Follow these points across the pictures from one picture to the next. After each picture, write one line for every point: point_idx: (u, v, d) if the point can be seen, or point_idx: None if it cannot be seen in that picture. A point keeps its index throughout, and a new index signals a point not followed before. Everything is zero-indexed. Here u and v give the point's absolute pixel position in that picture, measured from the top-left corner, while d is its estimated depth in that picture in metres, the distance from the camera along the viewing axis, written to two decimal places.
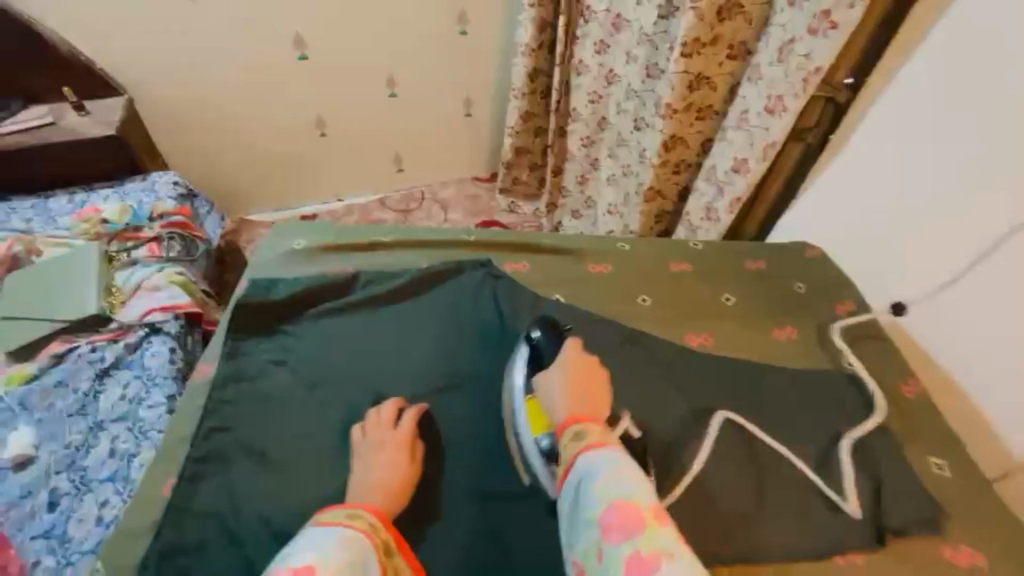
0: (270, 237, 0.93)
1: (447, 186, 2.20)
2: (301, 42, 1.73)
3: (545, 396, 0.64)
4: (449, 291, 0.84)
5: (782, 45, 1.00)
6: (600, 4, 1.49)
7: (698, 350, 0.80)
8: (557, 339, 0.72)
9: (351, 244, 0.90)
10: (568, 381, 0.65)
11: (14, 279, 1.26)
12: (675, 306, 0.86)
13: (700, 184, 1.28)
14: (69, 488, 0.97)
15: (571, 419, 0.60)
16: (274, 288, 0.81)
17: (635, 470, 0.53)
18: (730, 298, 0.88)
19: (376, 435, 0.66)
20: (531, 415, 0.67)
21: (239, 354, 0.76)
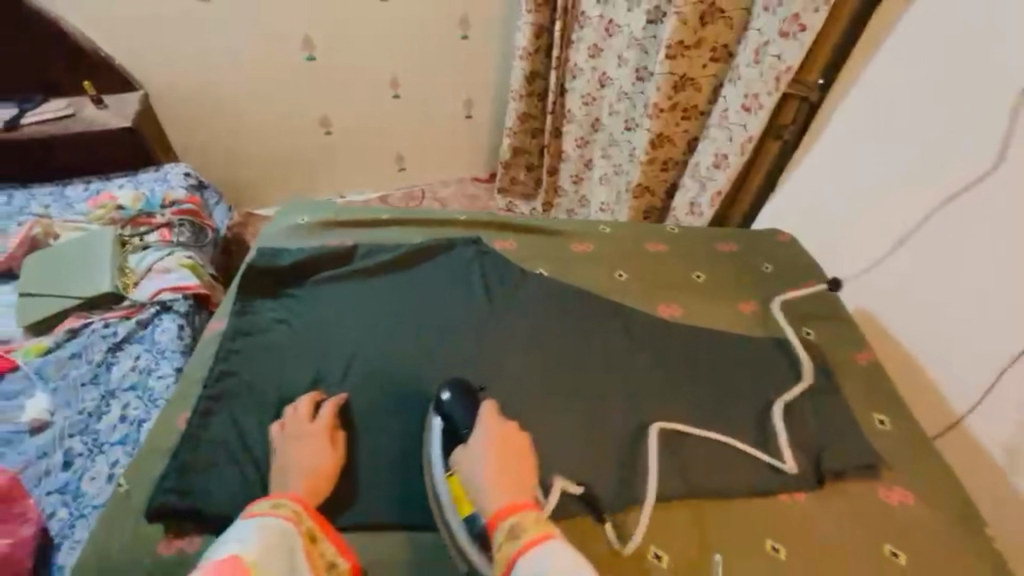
0: (278, 215, 1.01)
1: (447, 185, 2.28)
2: (310, 44, 1.82)
3: (472, 483, 0.61)
4: (443, 262, 0.91)
5: (758, 47, 1.08)
6: (594, 10, 1.57)
7: (668, 319, 0.88)
8: (471, 405, 0.70)
9: (351, 221, 0.97)
10: (490, 453, 0.63)
11: (33, 259, 1.33)
12: (650, 280, 0.93)
13: (686, 180, 1.35)
14: (82, 450, 1.03)
15: (506, 509, 0.58)
16: (280, 256, 0.88)
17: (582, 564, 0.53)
18: (700, 275, 0.95)
19: (294, 429, 0.69)
20: (453, 495, 0.64)
21: (248, 311, 0.83)
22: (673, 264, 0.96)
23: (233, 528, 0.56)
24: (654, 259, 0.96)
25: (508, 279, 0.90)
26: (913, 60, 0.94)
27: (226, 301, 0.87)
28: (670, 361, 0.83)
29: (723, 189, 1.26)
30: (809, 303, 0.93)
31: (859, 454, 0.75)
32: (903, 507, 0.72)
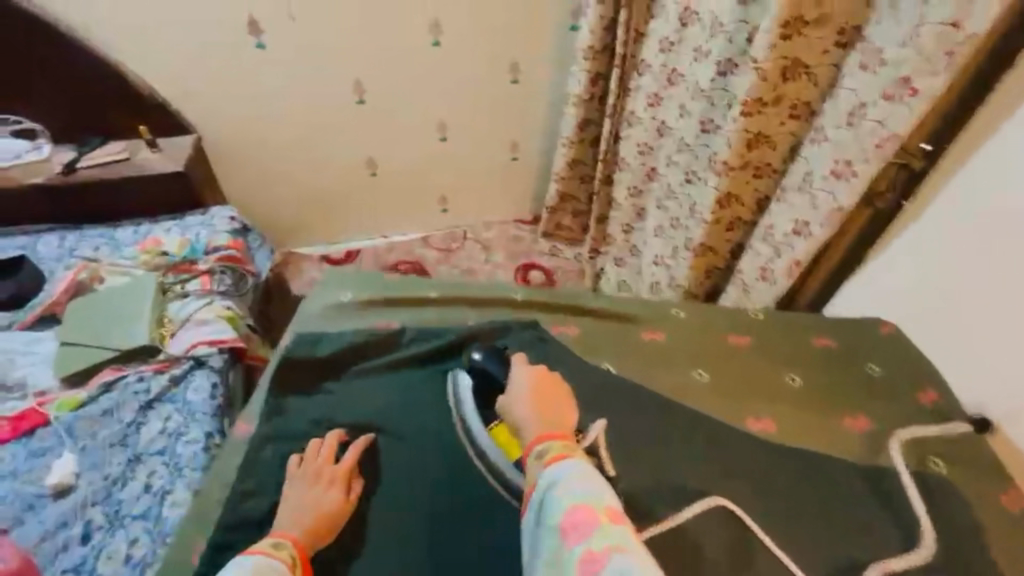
0: (320, 290, 1.00)
1: (491, 227, 2.21)
2: (360, 89, 1.80)
3: (512, 417, 0.71)
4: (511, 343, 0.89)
5: (852, 109, 0.96)
6: (656, 58, 1.48)
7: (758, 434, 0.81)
8: (502, 362, 0.82)
9: (396, 300, 0.96)
10: (525, 393, 0.74)
11: (76, 305, 1.32)
12: (731, 383, 0.87)
13: (756, 244, 1.23)
14: (104, 522, 0.98)
15: (538, 439, 0.67)
16: (319, 345, 0.88)
17: (599, 477, 0.62)
18: (795, 378, 0.89)
19: (311, 467, 0.76)
20: (503, 444, 0.77)
21: (280, 412, 0.83)
22: (751, 363, 0.91)
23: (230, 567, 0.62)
24: (727, 351, 0.92)
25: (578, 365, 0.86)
26: None
27: (264, 389, 0.87)
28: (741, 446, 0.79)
29: (801, 259, 1.13)
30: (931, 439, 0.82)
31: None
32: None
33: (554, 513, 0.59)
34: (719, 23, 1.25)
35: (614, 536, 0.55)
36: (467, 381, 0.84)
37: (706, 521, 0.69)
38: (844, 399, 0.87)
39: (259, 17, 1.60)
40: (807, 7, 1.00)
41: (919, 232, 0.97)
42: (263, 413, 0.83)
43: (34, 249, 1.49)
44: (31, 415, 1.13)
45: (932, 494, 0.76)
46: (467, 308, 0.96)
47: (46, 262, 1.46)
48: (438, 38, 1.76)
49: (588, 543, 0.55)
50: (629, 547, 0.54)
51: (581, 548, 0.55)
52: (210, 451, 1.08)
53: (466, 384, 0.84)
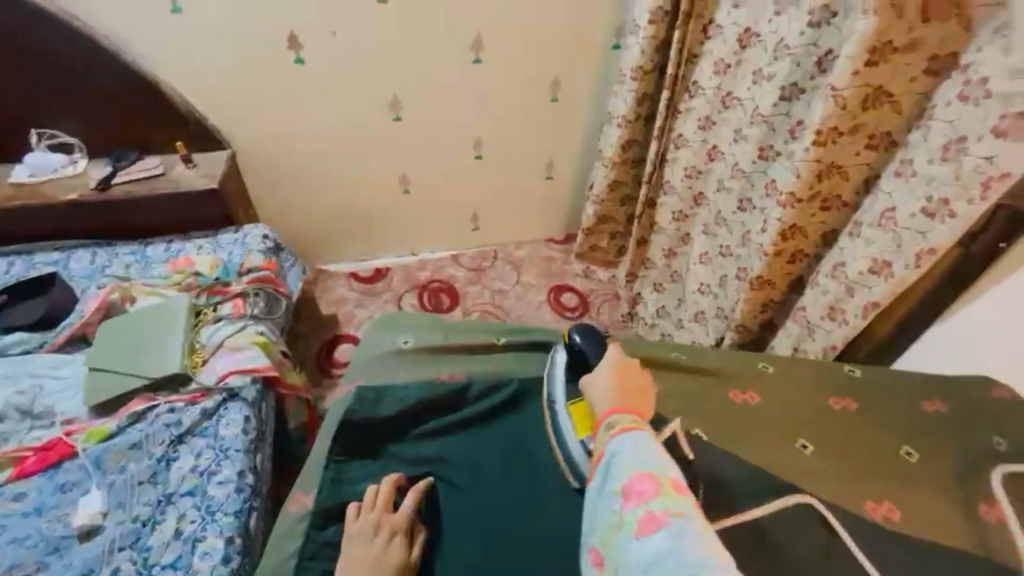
0: (375, 333, 0.98)
1: (522, 246, 2.17)
2: (397, 105, 1.75)
3: (590, 392, 0.70)
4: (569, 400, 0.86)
5: (949, 143, 0.89)
6: (711, 80, 1.41)
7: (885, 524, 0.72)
8: (598, 343, 0.77)
9: (455, 349, 0.94)
10: (605, 373, 0.71)
11: (105, 328, 1.27)
12: (843, 458, 0.80)
13: (823, 280, 1.15)
14: (131, 572, 0.91)
15: (609, 410, 0.66)
16: (382, 402, 0.83)
17: (659, 446, 0.60)
18: (911, 453, 0.81)
19: (370, 516, 0.70)
20: (574, 422, 0.76)
21: (344, 478, 0.78)
22: (852, 427, 0.84)
23: None
24: (820, 412, 0.86)
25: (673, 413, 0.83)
26: None
27: (324, 443, 0.82)
28: (839, 486, 0.76)
29: (880, 301, 1.05)
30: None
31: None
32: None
33: (617, 477, 0.58)
34: (785, 45, 1.18)
35: (673, 500, 0.54)
36: (562, 358, 0.83)
37: (792, 510, 0.70)
38: (961, 481, 0.77)
39: (298, 30, 1.56)
40: (898, 32, 0.92)
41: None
42: (323, 483, 0.77)
43: (65, 267, 1.45)
44: (57, 445, 1.08)
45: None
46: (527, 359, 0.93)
47: (78, 280, 1.42)
48: (479, 55, 1.71)
49: (648, 505, 0.54)
50: (688, 514, 0.53)
51: (640, 510, 0.55)
52: (243, 494, 1.01)
53: (562, 357, 0.83)
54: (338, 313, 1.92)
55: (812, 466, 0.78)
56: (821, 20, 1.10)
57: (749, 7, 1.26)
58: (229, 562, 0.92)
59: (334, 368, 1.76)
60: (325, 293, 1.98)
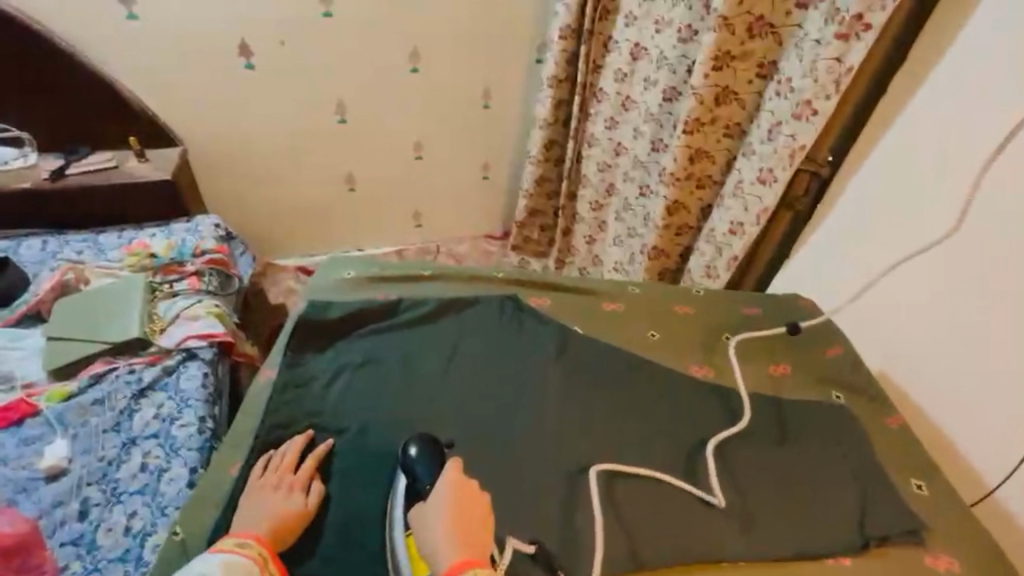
0: (327, 267, 1.06)
1: (462, 241, 2.37)
2: (342, 108, 1.92)
3: (429, 538, 0.64)
4: (454, 338, 0.90)
5: (771, 127, 1.17)
6: (612, 86, 1.67)
7: (702, 380, 0.89)
8: (436, 462, 0.71)
9: (395, 277, 1.01)
10: (445, 510, 0.66)
11: (63, 304, 1.35)
12: (685, 343, 0.94)
13: (700, 244, 1.41)
14: (101, 499, 1.02)
15: (461, 565, 0.61)
16: (331, 308, 0.93)
17: None
18: (731, 337, 0.96)
19: (276, 475, 0.74)
20: (411, 558, 0.66)
21: (300, 364, 0.87)
22: (668, 417, 0.84)
23: (199, 563, 0.65)
24: (651, 385, 0.87)
25: (487, 445, 0.78)
26: (930, 136, 0.97)
27: (276, 352, 0.91)
28: (649, 456, 0.79)
29: (738, 255, 1.32)
30: (812, 368, 0.93)
31: (823, 522, 0.74)
32: (947, 572, 0.71)
33: None
34: (664, 57, 1.47)
35: None
36: (402, 480, 0.73)
37: (596, 486, 0.75)
38: (772, 352, 0.94)
39: (249, 39, 1.72)
40: (733, 44, 1.20)
41: (833, 216, 1.16)
42: (282, 365, 0.87)
43: (15, 253, 1.50)
44: (18, 406, 1.16)
45: (831, 417, 0.85)
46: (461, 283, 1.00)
47: (29, 264, 1.48)
48: (416, 66, 1.92)
49: None
50: None
51: None
52: (204, 434, 1.13)
53: (401, 482, 0.73)
54: (287, 303, 2.03)
55: (631, 444, 0.80)
56: (687, 37, 1.39)
57: (636, 27, 1.54)
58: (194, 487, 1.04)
59: None
60: (274, 285, 2.09)
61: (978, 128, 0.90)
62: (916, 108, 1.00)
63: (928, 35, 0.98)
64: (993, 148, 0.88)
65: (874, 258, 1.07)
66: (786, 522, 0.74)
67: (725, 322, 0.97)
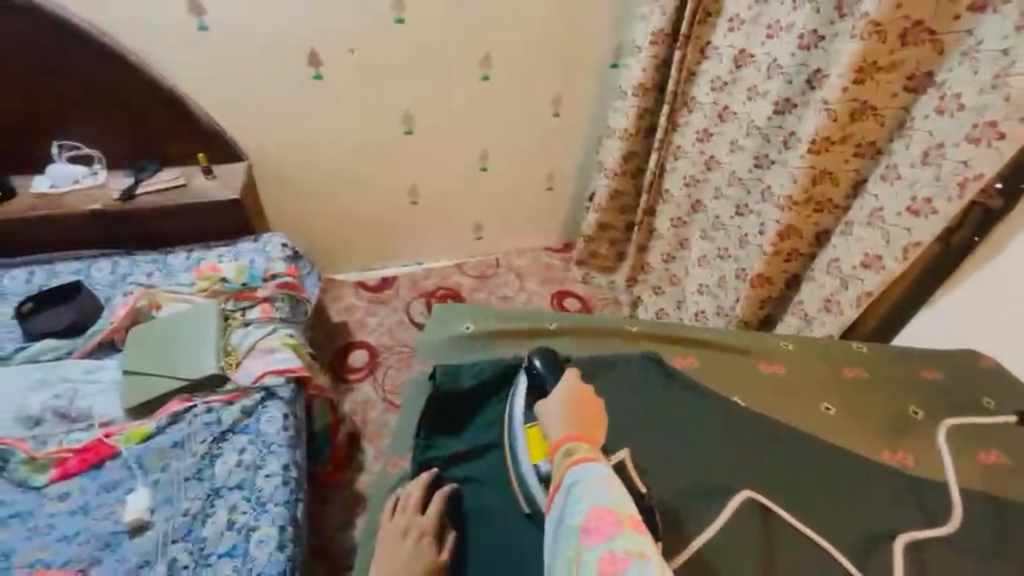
0: (440, 317, 1.00)
1: (523, 254, 2.26)
2: (409, 119, 1.83)
3: (543, 416, 0.74)
4: (625, 376, 0.87)
5: (928, 150, 1.01)
6: (708, 96, 1.54)
7: (897, 468, 0.81)
8: (556, 370, 0.82)
9: (520, 330, 0.96)
10: (560, 399, 0.74)
11: (137, 332, 1.29)
12: (857, 416, 0.87)
13: (819, 275, 1.26)
14: (188, 561, 0.95)
15: (565, 438, 0.70)
16: (461, 376, 0.90)
17: (617, 482, 0.64)
18: (918, 412, 0.88)
19: (399, 517, 0.77)
20: (531, 444, 0.78)
21: (433, 446, 0.86)
22: (857, 501, 0.76)
23: None
24: (841, 462, 0.80)
25: (615, 394, 0.85)
26: None
27: (410, 424, 0.91)
28: (822, 527, 0.73)
29: (872, 291, 1.16)
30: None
31: None
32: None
33: (576, 513, 0.61)
34: (778, 65, 1.31)
35: (634, 539, 0.57)
36: (523, 385, 0.85)
37: (737, 510, 0.72)
38: (957, 433, 0.86)
39: (318, 48, 1.63)
40: (880, 54, 1.04)
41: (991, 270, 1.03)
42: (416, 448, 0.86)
43: (87, 275, 1.46)
44: (97, 447, 1.10)
45: None
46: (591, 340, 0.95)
47: (101, 288, 1.42)
48: (487, 72, 1.80)
49: (612, 544, 0.57)
50: (650, 554, 0.56)
51: (603, 546, 0.58)
52: (289, 486, 1.05)
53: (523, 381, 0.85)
54: (348, 320, 1.96)
55: (801, 497, 0.76)
56: (810, 43, 1.22)
57: (743, 31, 1.39)
58: (284, 549, 0.96)
59: (349, 373, 1.80)
60: (334, 301, 2.02)
61: None
62: None
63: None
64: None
65: None
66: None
67: (899, 394, 0.90)
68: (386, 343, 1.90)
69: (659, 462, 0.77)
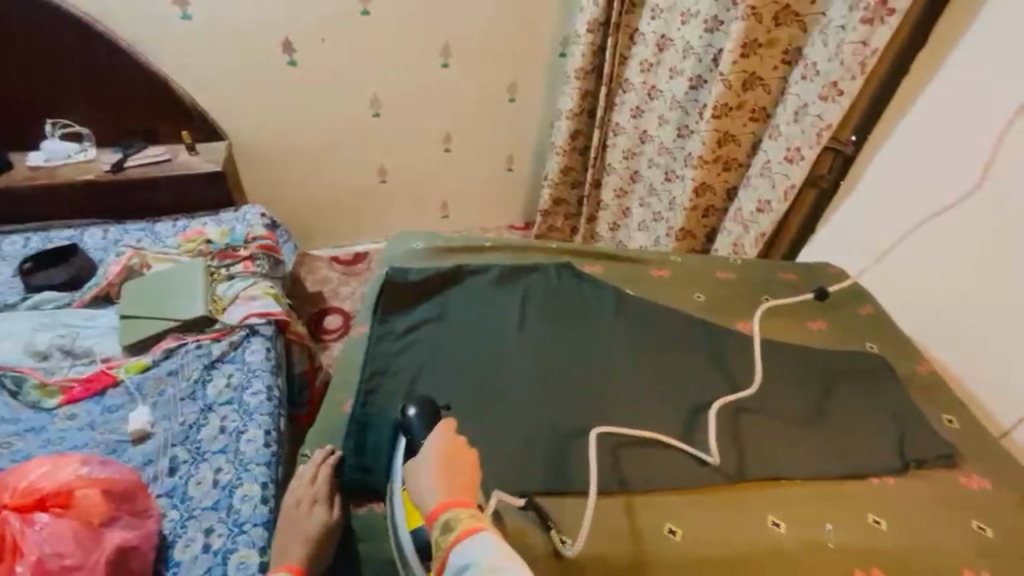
0: (394, 241, 1.15)
1: (486, 232, 2.45)
2: (377, 102, 2.01)
3: (414, 484, 0.65)
4: (543, 278, 1.03)
5: (797, 109, 1.24)
6: (638, 76, 1.76)
7: (745, 332, 0.97)
8: (430, 423, 0.72)
9: (461, 249, 1.10)
10: (430, 461, 0.66)
11: (131, 286, 1.43)
12: (728, 303, 1.02)
13: (728, 224, 1.48)
14: (187, 457, 1.11)
15: (441, 506, 0.61)
16: (409, 272, 1.01)
17: (509, 550, 0.56)
18: (769, 298, 1.04)
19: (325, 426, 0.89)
20: (406, 509, 0.71)
21: (389, 319, 0.95)
22: (700, 352, 0.93)
23: None
24: (681, 320, 0.97)
25: (532, 316, 0.97)
26: (942, 110, 1.07)
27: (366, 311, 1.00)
28: (665, 395, 0.87)
29: (766, 232, 1.38)
30: (856, 327, 1.00)
31: (856, 452, 0.81)
32: (981, 490, 0.79)
33: None
34: (690, 46, 1.54)
35: None
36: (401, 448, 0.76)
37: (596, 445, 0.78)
38: (804, 310, 1.03)
39: (292, 37, 1.81)
40: (760, 32, 1.28)
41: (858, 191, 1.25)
42: (373, 320, 0.96)
43: (80, 241, 1.60)
44: (100, 377, 1.25)
45: (864, 366, 0.93)
46: (520, 255, 1.10)
47: (94, 250, 1.57)
48: (447, 60, 2.00)
49: None
50: None
51: None
52: (273, 401, 1.22)
53: (400, 445, 0.76)
54: (323, 291, 2.12)
55: (656, 361, 0.91)
56: (713, 27, 1.46)
57: (662, 19, 1.62)
58: (269, 447, 1.13)
59: (325, 336, 1.96)
60: (310, 274, 2.17)
61: (984, 95, 0.99)
62: (936, 82, 1.08)
63: (958, 6, 1.03)
64: (1013, 129, 0.95)
65: (897, 224, 1.17)
66: (808, 445, 0.82)
67: (762, 285, 1.05)
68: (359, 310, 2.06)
69: (525, 403, 0.84)
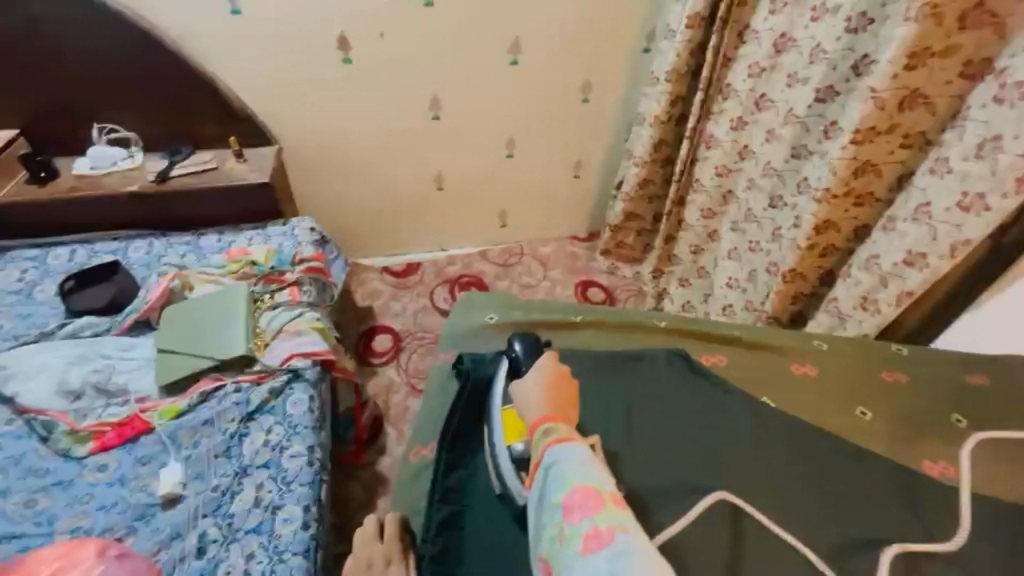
0: (466, 307, 1.15)
1: (547, 243, 2.23)
2: (437, 104, 1.81)
3: (525, 394, 0.77)
4: (652, 368, 0.98)
5: (984, 141, 0.97)
6: (745, 83, 1.47)
7: (941, 478, 0.86)
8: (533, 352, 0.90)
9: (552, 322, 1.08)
10: (539, 378, 0.78)
11: (171, 310, 1.30)
12: (896, 418, 0.95)
13: (855, 271, 1.21)
14: (218, 535, 0.99)
15: (545, 417, 0.73)
16: (483, 364, 1.01)
17: (597, 462, 0.67)
18: (961, 420, 0.94)
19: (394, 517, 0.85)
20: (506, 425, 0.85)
21: (453, 435, 0.94)
22: (878, 475, 0.84)
23: None
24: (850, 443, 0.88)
25: (649, 386, 0.95)
26: None
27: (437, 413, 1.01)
28: (831, 520, 0.78)
29: (914, 290, 1.11)
30: None
31: None
32: None
33: (558, 490, 0.64)
34: (821, 50, 1.24)
35: (614, 516, 0.60)
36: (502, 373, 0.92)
37: (713, 508, 0.77)
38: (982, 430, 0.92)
39: (348, 33, 1.62)
40: (936, 37, 0.98)
41: None
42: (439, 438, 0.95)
43: (125, 255, 1.50)
44: (134, 421, 1.14)
45: None
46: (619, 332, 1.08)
47: (137, 267, 1.47)
48: (516, 57, 1.77)
49: (593, 522, 0.60)
50: (633, 530, 0.59)
51: (584, 525, 0.60)
52: (313, 467, 1.09)
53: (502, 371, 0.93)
54: (373, 305, 1.98)
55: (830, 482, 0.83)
56: (858, 26, 1.16)
57: (784, 14, 1.33)
58: (308, 528, 1.01)
59: (373, 358, 1.82)
60: (361, 286, 2.04)
61: None
62: None
63: None
64: None
65: None
66: None
67: (949, 402, 0.97)
68: (408, 329, 1.91)
69: (639, 448, 0.85)
